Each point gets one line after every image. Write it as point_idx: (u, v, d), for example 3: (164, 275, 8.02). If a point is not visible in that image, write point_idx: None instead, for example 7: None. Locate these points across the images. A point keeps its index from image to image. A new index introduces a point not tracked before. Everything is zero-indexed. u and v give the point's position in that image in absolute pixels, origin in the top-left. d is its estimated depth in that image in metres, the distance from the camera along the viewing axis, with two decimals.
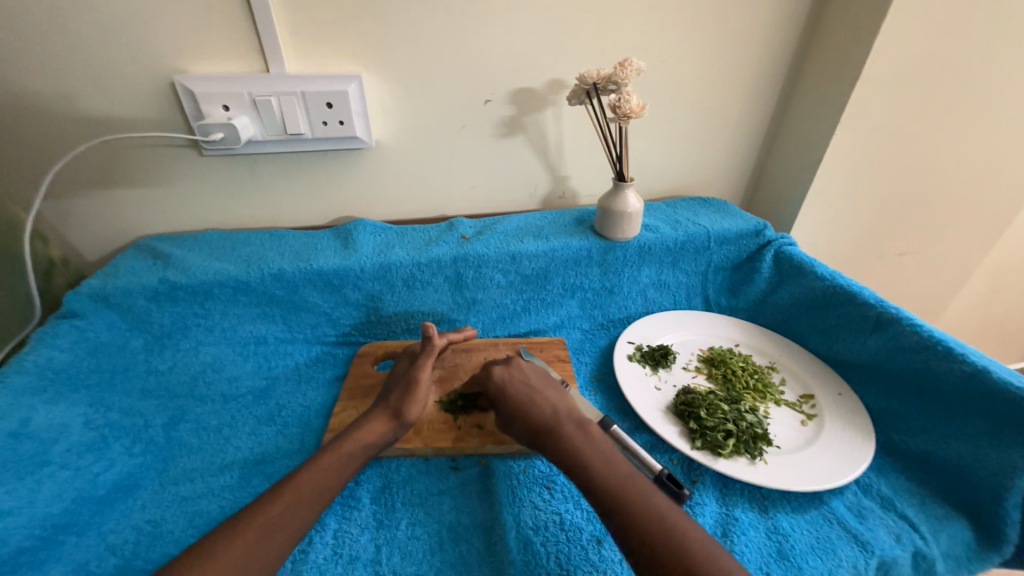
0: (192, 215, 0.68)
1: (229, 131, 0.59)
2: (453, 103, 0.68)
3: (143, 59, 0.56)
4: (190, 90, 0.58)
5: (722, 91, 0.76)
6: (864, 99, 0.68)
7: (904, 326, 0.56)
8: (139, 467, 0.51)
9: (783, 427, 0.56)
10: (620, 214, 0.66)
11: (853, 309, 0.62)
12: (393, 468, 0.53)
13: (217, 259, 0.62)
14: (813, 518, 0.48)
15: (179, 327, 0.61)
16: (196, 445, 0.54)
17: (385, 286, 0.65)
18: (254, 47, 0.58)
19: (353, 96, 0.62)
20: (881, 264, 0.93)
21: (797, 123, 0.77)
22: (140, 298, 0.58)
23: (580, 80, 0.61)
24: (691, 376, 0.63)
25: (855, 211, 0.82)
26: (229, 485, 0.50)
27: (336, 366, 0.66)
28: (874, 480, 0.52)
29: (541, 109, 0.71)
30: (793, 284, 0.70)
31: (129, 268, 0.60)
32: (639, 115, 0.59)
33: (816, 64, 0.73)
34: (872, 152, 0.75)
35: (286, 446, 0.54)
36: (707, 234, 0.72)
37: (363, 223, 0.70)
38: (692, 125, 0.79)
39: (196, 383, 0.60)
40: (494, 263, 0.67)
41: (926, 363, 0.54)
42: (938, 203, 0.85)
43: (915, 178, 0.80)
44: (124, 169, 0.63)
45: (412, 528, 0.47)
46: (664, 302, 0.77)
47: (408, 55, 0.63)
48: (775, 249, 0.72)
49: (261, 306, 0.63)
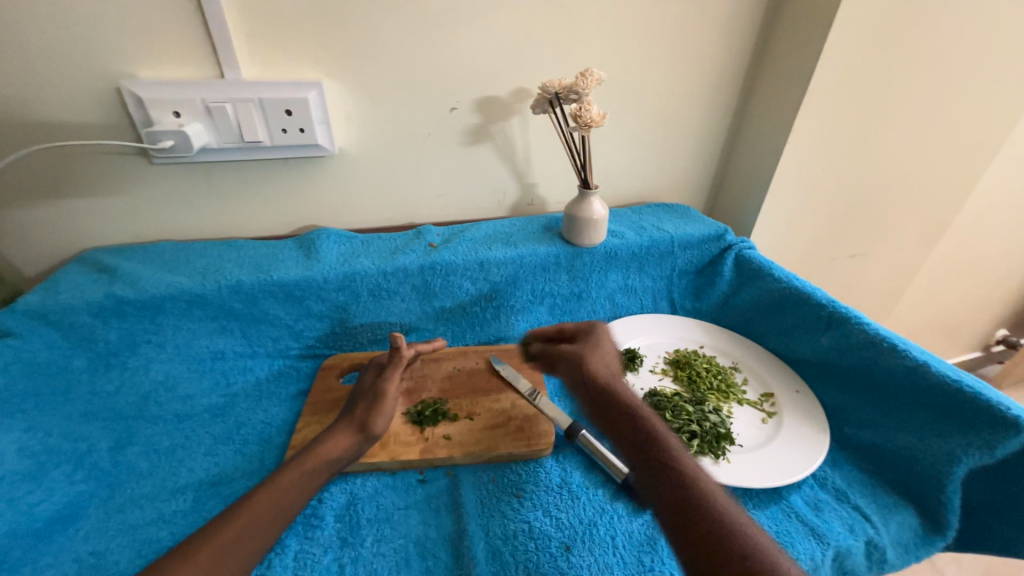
0: (143, 225, 0.65)
1: (180, 138, 0.57)
2: (418, 110, 0.67)
3: (83, 63, 0.53)
4: (137, 96, 0.56)
5: (682, 100, 0.78)
6: (813, 109, 0.72)
7: (853, 324, 0.59)
8: (82, 496, 0.48)
9: (745, 426, 0.58)
10: (586, 221, 0.67)
11: (808, 309, 0.65)
12: (359, 483, 0.51)
13: (169, 272, 0.59)
14: (773, 514, 0.50)
15: (128, 344, 0.58)
16: (147, 468, 0.51)
17: (350, 297, 0.64)
18: (206, 52, 0.56)
19: (314, 103, 0.61)
20: (834, 265, 0.97)
21: (753, 132, 0.80)
22: (84, 314, 0.55)
23: (543, 89, 0.62)
24: (657, 379, 0.65)
25: (809, 215, 0.86)
26: (182, 510, 0.47)
27: (300, 380, 0.64)
28: (829, 474, 0.54)
29: (507, 117, 0.72)
30: (753, 286, 0.73)
31: (71, 283, 0.57)
32: (600, 123, 0.60)
33: (768, 76, 0.76)
34: (822, 159, 0.79)
35: (245, 466, 0.52)
36: (670, 239, 0.74)
37: (327, 232, 0.68)
38: (655, 133, 0.81)
39: (146, 403, 0.57)
40: (462, 271, 0.66)
41: (874, 359, 0.56)
42: (883, 207, 0.90)
43: (861, 183, 0.85)
44: (66, 178, 0.59)
45: (378, 545, 0.45)
46: (631, 306, 0.78)
47: (369, 63, 0.62)
48: (735, 253, 0.75)
49: (218, 320, 0.61)
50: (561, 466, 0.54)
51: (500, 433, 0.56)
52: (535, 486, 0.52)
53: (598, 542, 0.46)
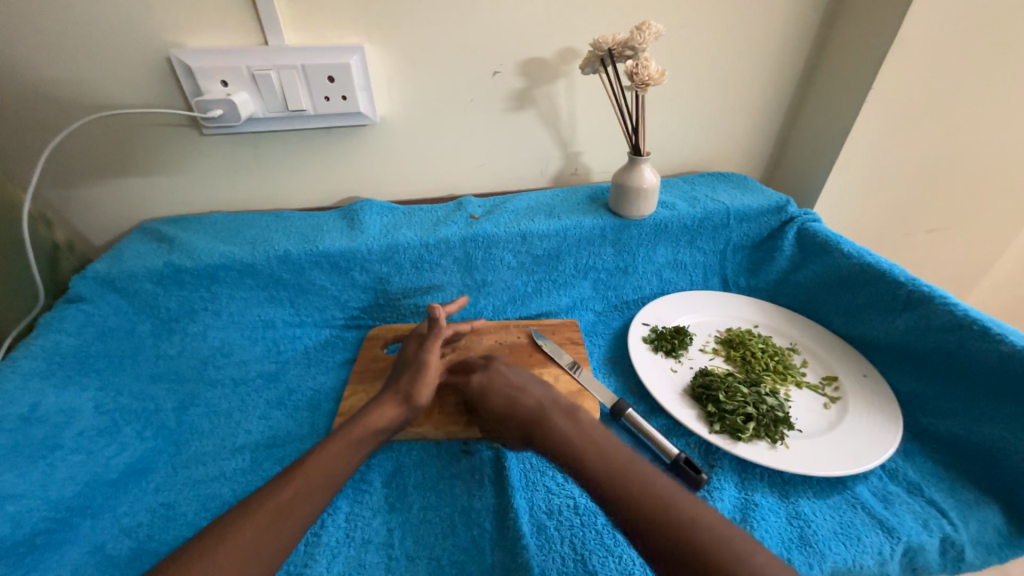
0: (195, 197, 0.67)
1: (228, 108, 0.57)
2: (458, 74, 0.64)
3: (134, 35, 0.54)
4: (187, 65, 0.56)
5: (744, 57, 0.71)
6: (900, 62, 0.63)
7: (937, 305, 0.53)
8: (152, 452, 0.51)
9: (804, 411, 0.54)
10: (636, 190, 0.63)
11: (882, 288, 0.59)
12: (404, 451, 0.52)
13: (222, 242, 0.61)
14: (835, 504, 0.47)
15: (187, 311, 0.60)
16: (208, 428, 0.54)
17: (393, 268, 0.64)
18: (251, 18, 0.55)
19: (356, 69, 0.60)
20: (909, 240, 0.88)
21: (825, 90, 0.72)
22: (146, 282, 0.57)
23: (595, 46, 0.57)
24: (708, 358, 0.61)
25: (884, 185, 0.78)
26: (241, 469, 0.50)
27: (346, 349, 0.65)
28: (900, 465, 0.50)
29: (552, 80, 0.68)
30: (817, 262, 0.67)
31: (134, 252, 0.59)
32: (658, 81, 0.56)
33: (847, 24, 0.67)
34: (906, 120, 0.70)
35: (297, 430, 0.54)
36: (726, 211, 0.69)
37: (369, 203, 0.68)
38: (711, 96, 0.74)
39: (206, 367, 0.60)
40: (504, 244, 0.65)
41: (960, 344, 0.51)
42: (975, 175, 0.80)
43: (951, 147, 0.75)
44: (125, 150, 0.61)
45: (424, 512, 0.46)
46: (680, 282, 0.74)
47: (410, 25, 0.60)
48: (798, 226, 0.69)
49: (268, 289, 0.62)
50: None
51: None
52: None
53: None
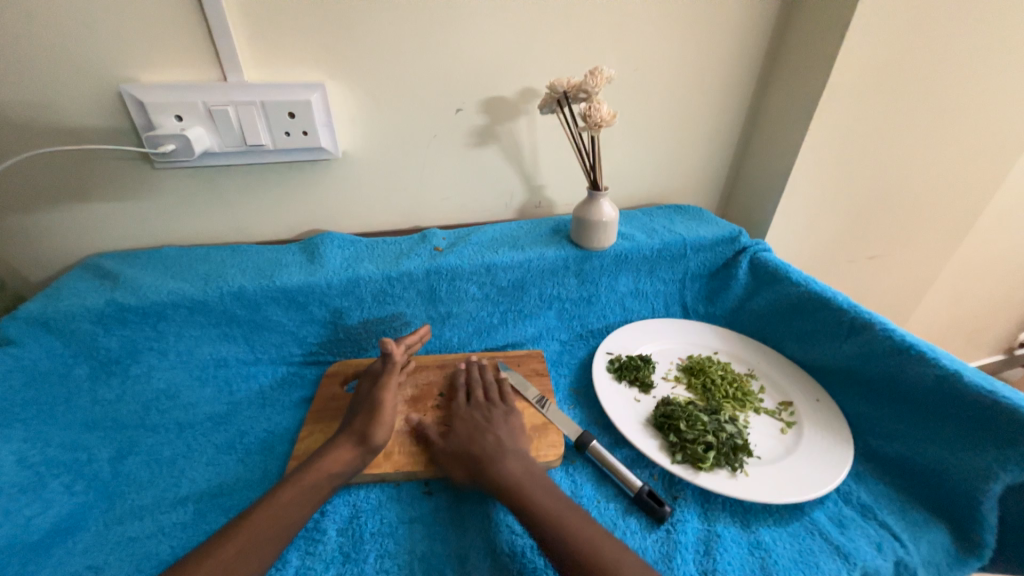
0: (147, 230, 0.64)
1: (182, 142, 0.56)
2: (422, 110, 0.66)
3: (86, 69, 0.53)
4: (139, 100, 0.55)
5: (693, 99, 0.76)
6: (832, 104, 0.69)
7: (877, 330, 0.56)
8: (81, 508, 0.47)
9: (762, 437, 0.55)
10: (595, 223, 0.65)
11: (828, 314, 0.62)
12: (362, 495, 0.50)
13: (172, 278, 0.58)
14: (795, 531, 0.47)
15: (130, 351, 0.57)
16: (148, 479, 0.50)
17: (354, 302, 0.63)
18: (208, 55, 0.55)
19: (317, 105, 0.60)
20: (852, 267, 0.94)
21: (769, 129, 0.78)
22: (85, 322, 0.54)
23: (551, 88, 0.60)
24: (670, 386, 0.62)
25: (825, 216, 0.83)
26: (182, 523, 0.46)
27: (304, 387, 0.63)
28: (854, 488, 0.52)
29: (514, 118, 0.70)
30: (769, 289, 0.70)
31: (72, 289, 0.56)
32: (609, 123, 0.59)
33: (784, 71, 0.73)
34: (840, 157, 0.76)
35: (247, 477, 0.51)
36: (683, 242, 0.72)
37: (330, 236, 0.67)
38: (665, 134, 0.79)
39: (148, 412, 0.57)
40: (468, 276, 0.65)
41: (899, 367, 0.54)
42: (904, 207, 0.87)
43: (881, 183, 0.82)
44: (71, 184, 0.59)
45: (381, 561, 0.44)
46: (643, 310, 0.76)
47: (373, 66, 0.61)
48: (750, 255, 0.73)
49: (221, 326, 0.60)
50: (571, 478, 0.52)
51: None
52: None
53: None
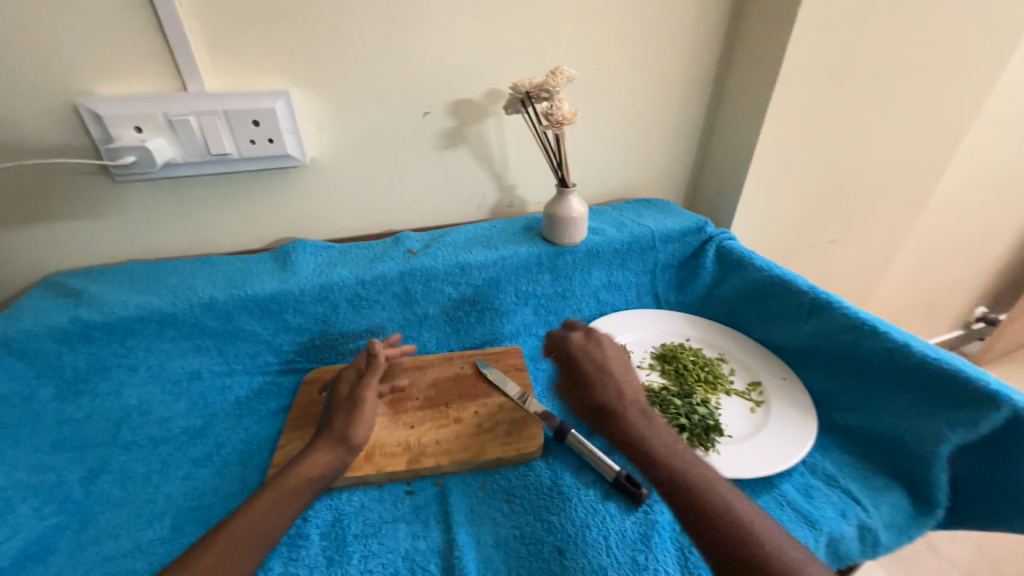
0: (110, 246, 0.63)
1: (143, 154, 0.55)
2: (390, 114, 0.66)
3: (37, 82, 0.52)
4: (96, 112, 0.54)
5: (655, 96, 0.79)
6: (783, 97, 0.73)
7: (834, 310, 0.59)
8: (52, 531, 0.46)
9: (733, 416, 0.58)
10: (565, 219, 0.67)
11: (790, 297, 0.65)
12: (344, 498, 0.50)
13: (138, 292, 0.57)
14: (765, 503, 0.49)
15: (98, 369, 0.56)
16: (122, 497, 0.49)
17: (330, 308, 0.63)
18: (166, 65, 0.55)
19: (282, 113, 0.60)
20: (814, 252, 0.98)
21: (727, 123, 0.81)
22: (48, 341, 0.53)
23: (514, 89, 0.61)
24: (645, 373, 0.64)
25: (786, 205, 0.87)
26: (160, 539, 0.45)
27: (281, 396, 0.62)
28: (819, 459, 0.54)
29: (481, 119, 0.71)
30: (735, 276, 0.73)
31: (33, 309, 0.55)
32: (572, 121, 0.60)
33: (739, 67, 0.77)
34: (795, 148, 0.80)
35: (226, 488, 0.51)
36: (651, 234, 0.74)
37: (302, 243, 0.67)
38: (630, 130, 0.81)
39: (120, 430, 0.55)
40: (443, 276, 0.65)
41: (856, 343, 0.57)
42: (858, 193, 0.92)
43: (834, 171, 0.86)
44: (26, 201, 0.57)
45: (366, 562, 0.44)
46: (616, 302, 0.78)
47: (338, 73, 0.61)
48: (716, 245, 0.75)
49: (192, 339, 0.59)
50: (552, 468, 0.53)
51: (487, 438, 0.55)
52: (525, 490, 0.51)
53: (591, 543, 0.45)
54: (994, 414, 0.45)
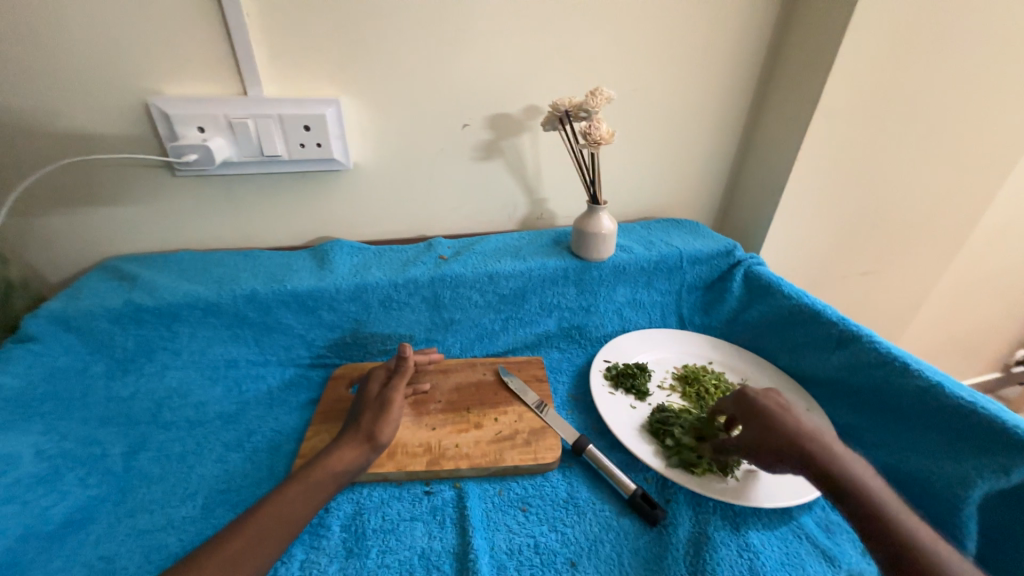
0: (163, 235, 0.67)
1: (203, 152, 0.59)
2: (432, 124, 0.69)
3: (115, 82, 0.56)
4: (164, 112, 0.58)
5: (690, 119, 0.80)
6: (821, 127, 0.72)
7: (864, 343, 0.58)
8: (95, 500, 0.48)
9: None
10: (595, 236, 0.68)
11: (818, 327, 0.64)
12: (365, 493, 0.52)
13: (187, 281, 0.61)
14: (783, 534, 0.49)
15: (145, 350, 0.60)
16: (159, 473, 0.52)
17: (361, 307, 0.65)
18: (230, 71, 0.58)
19: (331, 119, 0.63)
20: (846, 282, 0.97)
21: (761, 149, 0.81)
22: (104, 321, 0.57)
23: (553, 107, 0.63)
24: (665, 394, 0.64)
25: (819, 233, 0.86)
26: (192, 517, 0.48)
27: (310, 389, 0.65)
28: None
29: (518, 133, 0.73)
30: (762, 302, 0.73)
31: (93, 290, 0.59)
32: (608, 141, 0.62)
33: (777, 94, 0.77)
34: (831, 177, 0.79)
35: (255, 474, 0.53)
36: (679, 255, 0.74)
37: (340, 243, 0.70)
38: (663, 151, 0.82)
39: (160, 409, 0.58)
40: (471, 283, 0.67)
41: (886, 379, 0.56)
42: (895, 225, 0.90)
43: (871, 202, 0.85)
44: (93, 189, 0.62)
45: (383, 556, 0.46)
46: (639, 320, 0.78)
47: (385, 84, 0.65)
48: (744, 269, 0.75)
49: (232, 328, 0.62)
50: (568, 481, 0.54)
51: (506, 446, 0.56)
52: (541, 500, 0.52)
53: (603, 559, 0.46)
54: None
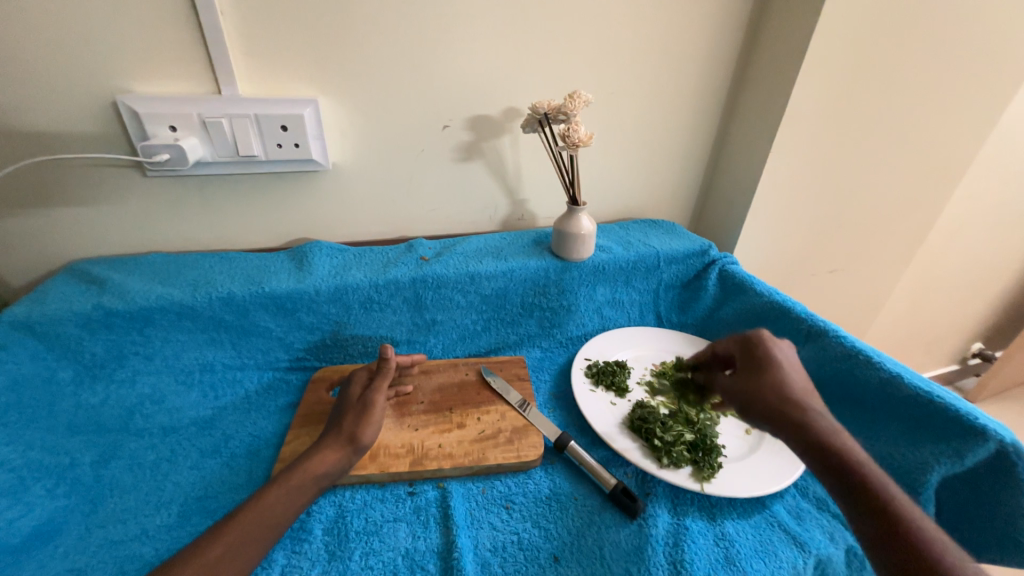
0: (134, 237, 0.65)
1: (175, 152, 0.57)
2: (412, 126, 0.69)
3: (81, 80, 0.54)
4: (134, 110, 0.57)
5: (666, 122, 0.82)
6: (788, 131, 0.76)
7: (830, 338, 0.61)
8: (63, 512, 0.47)
9: (730, 436, 0.59)
10: (574, 236, 0.69)
11: (788, 323, 0.67)
12: (347, 496, 0.51)
13: (160, 284, 0.59)
14: (756, 523, 0.51)
15: (115, 356, 0.58)
16: (131, 482, 0.50)
17: (342, 309, 0.64)
18: (204, 70, 0.57)
19: (309, 120, 0.63)
20: (815, 280, 1.01)
21: (733, 153, 0.84)
22: (71, 326, 0.55)
23: (533, 110, 0.64)
24: (644, 391, 0.66)
25: (789, 233, 0.89)
26: (167, 525, 0.47)
27: (289, 393, 0.64)
28: (810, 483, 0.56)
29: (498, 135, 0.74)
30: (735, 299, 0.75)
31: (59, 294, 0.57)
32: (587, 143, 0.63)
33: (748, 100, 0.80)
34: (799, 180, 0.82)
35: (232, 480, 0.52)
36: (656, 254, 0.76)
37: (319, 245, 0.69)
38: (640, 153, 0.84)
39: (132, 417, 0.57)
40: (453, 284, 0.67)
41: (849, 371, 0.58)
42: (859, 225, 0.94)
43: (837, 203, 0.89)
44: (58, 190, 0.59)
45: (366, 559, 0.45)
46: (619, 319, 0.80)
47: (365, 85, 0.64)
48: (719, 268, 0.77)
49: (208, 332, 0.60)
50: (550, 477, 0.55)
51: (489, 444, 0.56)
52: (524, 497, 0.52)
53: (585, 552, 0.47)
54: (981, 447, 0.46)
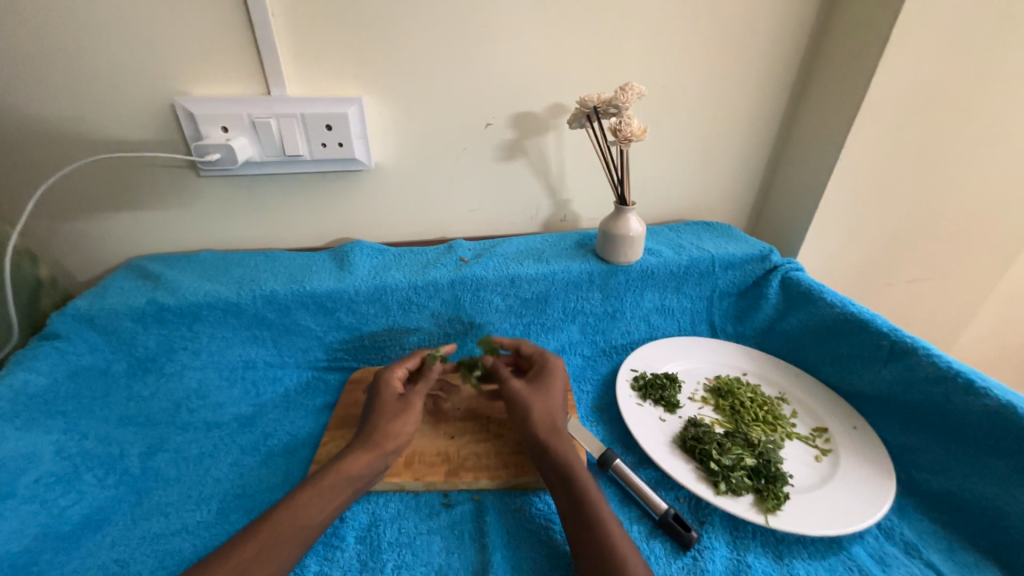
0: (188, 235, 0.68)
1: (226, 152, 0.59)
2: (453, 124, 0.67)
3: (142, 84, 0.57)
4: (190, 112, 0.58)
5: (723, 117, 0.76)
6: (866, 124, 0.68)
7: (920, 357, 0.53)
8: (111, 502, 0.48)
9: (797, 464, 0.53)
10: (622, 238, 0.65)
11: (866, 338, 0.59)
12: (381, 504, 0.50)
13: (208, 281, 0.61)
14: (832, 566, 0.45)
15: (165, 350, 0.59)
16: (175, 476, 0.51)
17: (380, 310, 0.63)
18: (254, 71, 0.58)
19: (353, 119, 0.62)
20: (892, 290, 0.91)
21: (799, 149, 0.77)
22: (126, 320, 0.57)
23: (580, 104, 0.61)
24: (697, 407, 0.60)
25: (863, 238, 0.80)
26: (206, 521, 0.47)
27: (327, 393, 0.64)
28: (896, 524, 0.49)
29: (542, 133, 0.71)
30: (801, 310, 0.68)
31: (117, 289, 0.59)
32: (640, 138, 0.59)
33: (818, 90, 0.72)
34: (877, 178, 0.74)
35: (269, 479, 0.52)
36: (711, 259, 0.70)
37: (360, 244, 0.69)
38: (693, 150, 0.78)
39: (179, 410, 0.58)
40: (492, 286, 0.65)
41: (946, 397, 0.51)
42: (947, 229, 0.83)
43: (922, 204, 0.79)
44: (121, 190, 0.62)
45: (399, 572, 0.43)
46: (668, 328, 0.74)
47: (407, 83, 0.63)
48: (782, 275, 0.70)
49: (251, 329, 0.61)
50: None
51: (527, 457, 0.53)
52: None
53: None
54: None
